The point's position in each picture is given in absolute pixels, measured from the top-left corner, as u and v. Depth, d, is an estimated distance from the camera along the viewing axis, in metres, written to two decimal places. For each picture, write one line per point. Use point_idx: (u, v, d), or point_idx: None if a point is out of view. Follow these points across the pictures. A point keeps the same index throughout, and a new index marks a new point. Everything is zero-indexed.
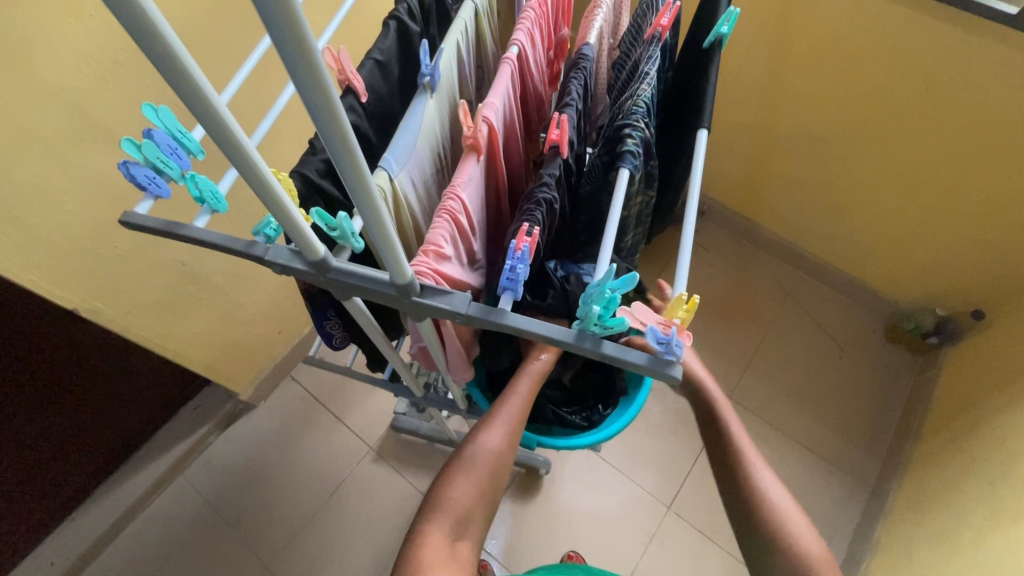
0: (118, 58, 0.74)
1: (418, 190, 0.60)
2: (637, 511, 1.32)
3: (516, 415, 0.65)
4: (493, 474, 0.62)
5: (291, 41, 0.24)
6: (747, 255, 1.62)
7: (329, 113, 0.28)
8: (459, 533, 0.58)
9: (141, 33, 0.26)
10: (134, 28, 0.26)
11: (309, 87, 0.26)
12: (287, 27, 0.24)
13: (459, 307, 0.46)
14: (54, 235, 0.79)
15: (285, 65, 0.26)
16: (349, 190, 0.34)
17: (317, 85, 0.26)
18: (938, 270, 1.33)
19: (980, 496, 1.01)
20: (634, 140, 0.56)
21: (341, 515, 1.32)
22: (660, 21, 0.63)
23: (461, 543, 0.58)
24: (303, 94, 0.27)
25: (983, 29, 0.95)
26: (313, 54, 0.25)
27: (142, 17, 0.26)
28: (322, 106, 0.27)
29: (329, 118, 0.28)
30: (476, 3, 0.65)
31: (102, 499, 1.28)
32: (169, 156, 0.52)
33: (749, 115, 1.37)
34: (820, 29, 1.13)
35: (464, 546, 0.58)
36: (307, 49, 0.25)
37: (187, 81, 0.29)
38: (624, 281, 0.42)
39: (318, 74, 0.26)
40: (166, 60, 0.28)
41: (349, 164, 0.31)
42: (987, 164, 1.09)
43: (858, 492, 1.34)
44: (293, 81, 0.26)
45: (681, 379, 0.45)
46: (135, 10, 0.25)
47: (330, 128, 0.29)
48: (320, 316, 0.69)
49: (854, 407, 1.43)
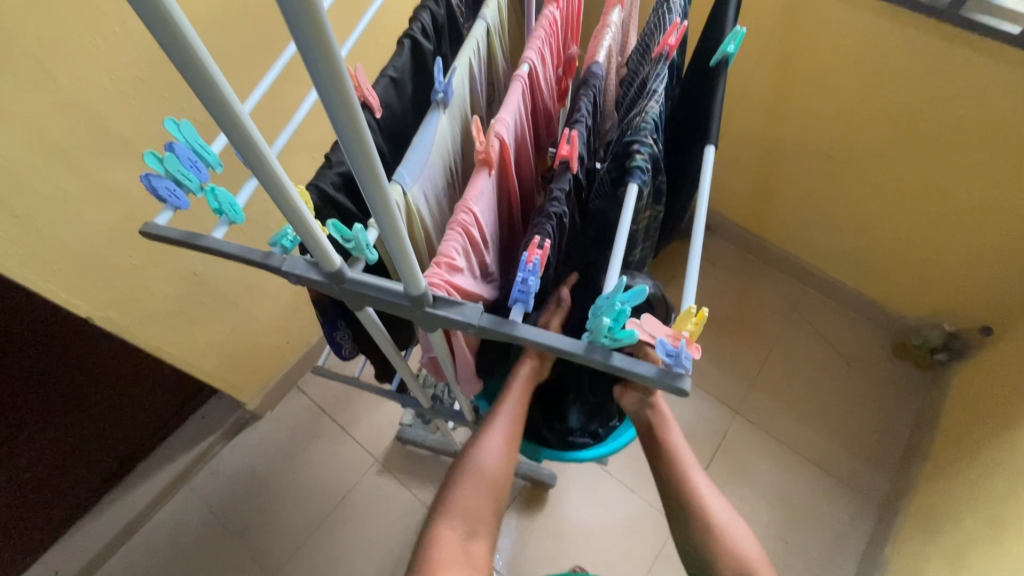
0: (140, 74, 0.77)
1: (430, 204, 0.61)
2: (643, 526, 1.30)
3: (511, 417, 0.64)
4: (495, 479, 0.62)
5: (319, 56, 0.26)
6: (752, 269, 1.62)
7: (350, 123, 0.29)
8: (472, 533, 0.61)
9: (177, 49, 0.28)
10: (167, 41, 0.27)
11: (332, 97, 0.28)
12: (314, 41, 0.25)
13: (471, 318, 0.47)
14: (72, 245, 0.81)
15: (310, 75, 0.27)
16: (367, 200, 0.35)
17: (340, 95, 0.27)
18: (945, 285, 1.32)
19: (990, 514, 1.00)
20: (642, 156, 0.57)
21: (345, 527, 1.32)
22: (668, 41, 0.64)
23: (474, 542, 0.61)
24: (325, 102, 0.28)
25: (987, 48, 0.96)
26: (338, 64, 0.26)
27: (175, 31, 0.27)
28: (344, 116, 0.29)
29: (350, 127, 0.29)
30: (488, 22, 0.67)
31: (107, 510, 1.28)
32: (188, 169, 0.54)
33: (755, 131, 1.39)
34: (825, 47, 1.14)
35: (478, 546, 0.61)
36: (331, 60, 0.26)
37: (215, 92, 0.30)
38: (634, 293, 0.43)
39: (343, 87, 0.27)
40: (196, 72, 0.29)
41: (368, 174, 0.32)
42: (993, 180, 1.09)
43: (867, 510, 1.33)
44: (318, 93, 0.28)
45: (690, 391, 0.45)
46: (169, 25, 0.27)
47: (351, 137, 0.30)
48: (331, 326, 0.70)
49: (863, 423, 1.42)
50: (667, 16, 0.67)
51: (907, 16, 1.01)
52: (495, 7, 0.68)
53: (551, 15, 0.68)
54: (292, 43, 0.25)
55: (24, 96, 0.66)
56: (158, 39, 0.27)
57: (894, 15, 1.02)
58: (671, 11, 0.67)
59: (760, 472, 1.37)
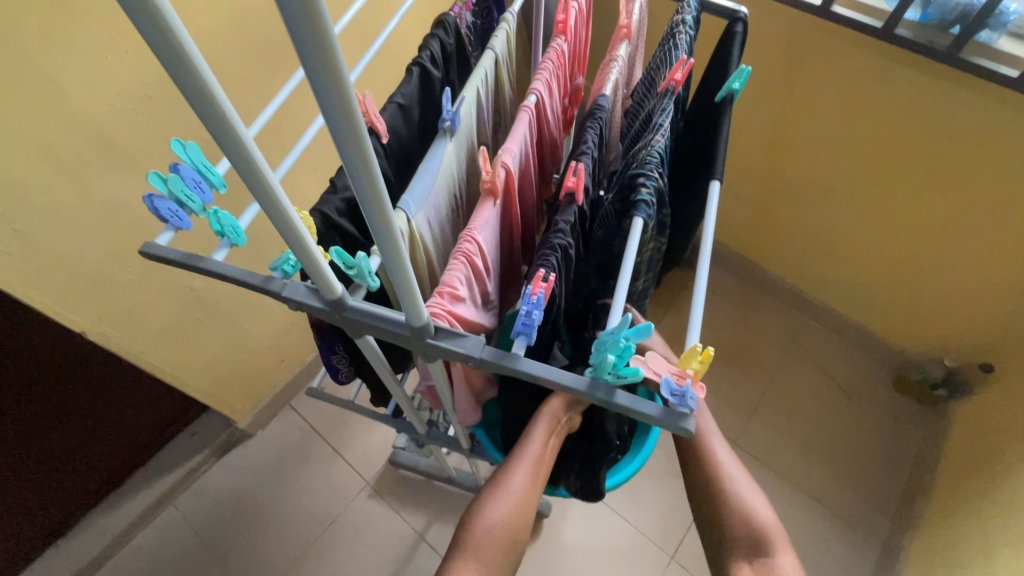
0: (148, 92, 0.77)
1: (434, 230, 0.61)
2: (639, 559, 1.27)
3: (535, 460, 0.64)
4: (514, 521, 0.60)
5: (332, 95, 0.25)
6: (753, 299, 1.62)
7: (357, 151, 0.28)
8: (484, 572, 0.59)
9: (191, 83, 0.28)
10: (174, 66, 0.27)
11: (340, 128, 0.27)
12: (327, 81, 0.25)
13: (474, 351, 0.46)
14: (69, 259, 0.80)
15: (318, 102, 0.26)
16: (372, 233, 0.34)
17: (348, 123, 0.27)
18: (945, 321, 1.32)
19: (992, 557, 0.98)
20: (648, 190, 0.57)
21: (334, 552, 1.28)
22: (674, 76, 0.64)
23: None
24: (332, 130, 0.27)
25: (986, 90, 0.97)
26: (348, 92, 0.26)
27: (181, 58, 0.27)
28: (352, 144, 0.28)
29: (357, 157, 0.28)
30: (496, 53, 0.68)
31: (87, 528, 1.24)
32: (192, 190, 0.54)
33: (756, 163, 1.40)
34: (825, 84, 1.16)
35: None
36: (343, 97, 0.26)
37: (220, 117, 0.30)
38: (639, 330, 0.42)
39: (355, 126, 0.27)
40: (203, 96, 0.29)
41: (374, 209, 0.32)
42: (994, 218, 1.10)
43: (869, 549, 1.30)
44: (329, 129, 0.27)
45: (694, 432, 0.44)
46: (184, 60, 0.27)
47: (358, 165, 0.29)
48: (327, 350, 0.69)
49: (863, 458, 1.40)
50: (673, 52, 0.68)
51: (906, 56, 1.03)
52: (503, 38, 0.69)
53: (560, 48, 0.68)
54: (305, 78, 0.25)
55: (30, 111, 0.67)
56: (164, 62, 0.27)
57: (894, 55, 1.04)
58: (677, 47, 0.68)
59: None
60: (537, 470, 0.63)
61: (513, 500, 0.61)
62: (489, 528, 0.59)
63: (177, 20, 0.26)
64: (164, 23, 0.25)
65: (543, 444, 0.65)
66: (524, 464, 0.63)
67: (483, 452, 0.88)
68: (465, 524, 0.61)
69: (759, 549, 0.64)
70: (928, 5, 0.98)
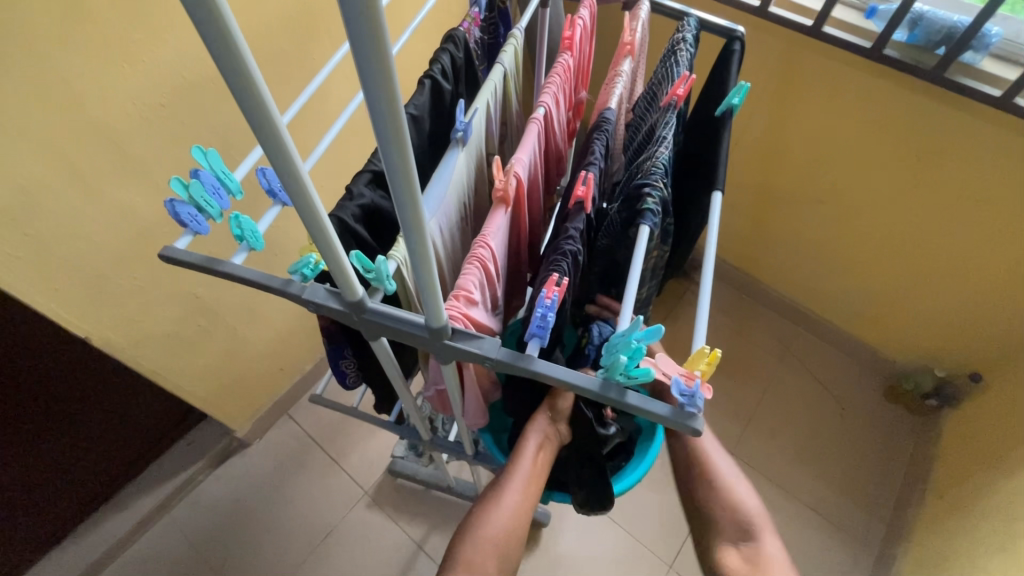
0: (162, 100, 0.79)
1: (445, 238, 0.62)
2: (637, 569, 1.27)
3: (529, 476, 0.65)
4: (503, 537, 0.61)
5: (386, 114, 0.28)
6: (748, 311, 1.65)
7: (396, 141, 0.29)
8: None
9: (253, 104, 0.30)
10: (227, 67, 0.28)
11: (390, 144, 0.29)
12: (384, 100, 0.27)
13: (490, 352, 0.47)
14: (77, 263, 0.81)
15: (363, 91, 0.27)
16: (406, 238, 0.36)
17: (390, 113, 0.28)
18: (937, 332, 1.35)
19: (987, 561, 0.99)
20: (653, 199, 0.59)
21: (331, 563, 1.27)
22: (676, 91, 0.67)
23: None
24: (374, 118, 0.28)
25: (971, 108, 1.01)
26: (398, 109, 0.28)
27: (247, 82, 0.29)
28: (394, 146, 0.30)
29: (396, 149, 0.30)
30: (505, 66, 0.70)
31: (83, 538, 1.23)
32: (211, 196, 0.55)
33: (750, 176, 1.44)
34: (818, 100, 1.20)
35: None
36: (396, 115, 0.28)
37: (265, 118, 0.31)
38: (649, 332, 0.43)
39: (403, 141, 0.30)
40: (252, 97, 0.30)
41: (411, 216, 0.34)
42: (979, 230, 1.13)
43: (864, 556, 1.31)
44: (378, 142, 0.30)
45: (701, 432, 0.46)
46: (249, 85, 0.29)
47: (401, 178, 0.31)
48: (336, 355, 0.69)
49: (858, 466, 1.42)
50: (674, 68, 0.71)
51: (895, 75, 1.06)
52: (512, 53, 0.71)
53: (565, 64, 0.71)
54: (364, 98, 0.27)
55: (47, 117, 0.68)
56: (218, 63, 0.27)
57: (883, 74, 1.08)
58: (678, 64, 0.70)
59: None
60: (530, 486, 0.64)
61: (506, 513, 0.62)
62: (481, 541, 0.60)
63: (235, 24, 0.27)
64: (224, 28, 0.26)
65: (535, 459, 0.67)
66: (517, 479, 0.64)
67: (485, 458, 0.89)
68: (455, 539, 0.61)
69: (746, 533, 0.66)
70: (915, 26, 1.02)
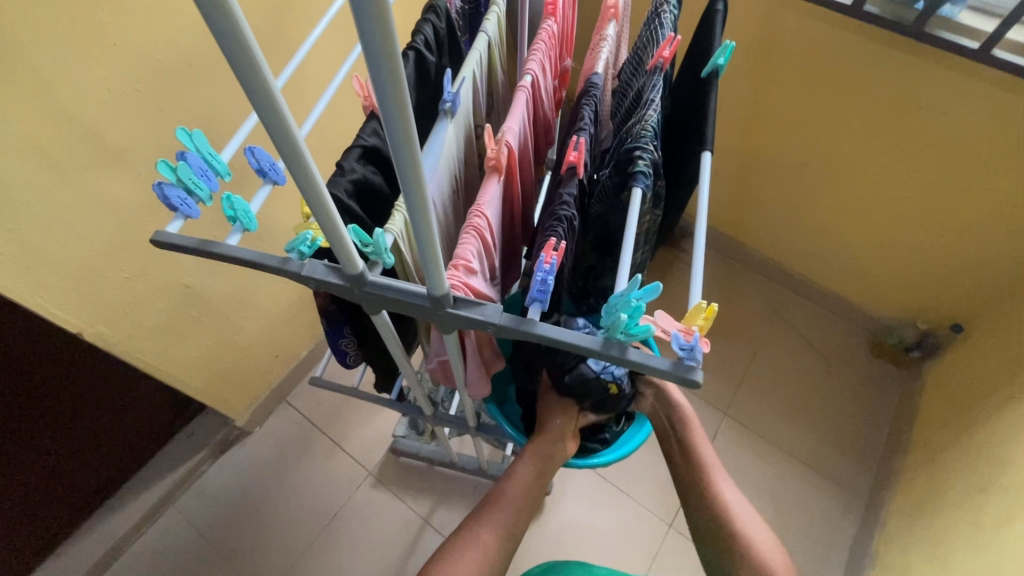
0: (137, 85, 0.76)
1: (438, 209, 0.62)
2: (639, 530, 1.32)
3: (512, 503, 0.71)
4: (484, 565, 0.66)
5: (392, 96, 0.29)
6: (735, 275, 1.68)
7: (397, 106, 0.29)
8: None
9: (258, 85, 0.30)
10: (225, 39, 0.28)
11: (395, 124, 0.30)
12: (389, 83, 0.28)
13: (492, 317, 0.48)
14: (61, 256, 0.79)
15: (363, 52, 0.27)
16: (409, 213, 0.37)
17: (391, 77, 0.28)
18: (918, 285, 1.39)
19: (973, 501, 1.04)
20: (644, 162, 0.60)
21: (340, 543, 1.30)
22: (662, 53, 0.66)
23: None
24: (376, 83, 0.28)
25: (948, 62, 1.02)
26: (401, 91, 0.29)
27: (251, 63, 0.29)
28: (399, 126, 0.30)
29: (398, 115, 0.30)
30: (490, 35, 0.69)
31: (92, 531, 1.24)
32: (200, 178, 0.54)
33: (734, 141, 1.44)
34: (801, 59, 1.20)
35: None
36: (399, 95, 0.29)
37: (263, 87, 0.31)
38: (648, 290, 0.44)
39: (407, 122, 0.31)
40: (250, 69, 0.30)
41: (415, 192, 0.35)
42: (959, 184, 1.16)
43: (855, 503, 1.37)
44: (382, 123, 0.31)
45: (701, 384, 0.47)
46: (255, 69, 0.30)
47: (406, 156, 0.32)
48: (336, 335, 0.70)
49: (845, 419, 1.47)
50: (659, 31, 0.70)
51: (875, 32, 1.07)
52: (495, 20, 0.70)
53: (550, 30, 0.70)
54: (369, 78, 0.28)
55: (20, 107, 0.66)
56: (220, 40, 0.28)
57: (864, 32, 1.08)
58: (663, 26, 0.70)
59: (749, 471, 1.40)
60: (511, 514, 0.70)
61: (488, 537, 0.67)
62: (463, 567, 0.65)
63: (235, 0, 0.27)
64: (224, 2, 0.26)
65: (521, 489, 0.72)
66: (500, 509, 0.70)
67: (488, 429, 0.90)
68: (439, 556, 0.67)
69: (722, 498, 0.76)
70: None
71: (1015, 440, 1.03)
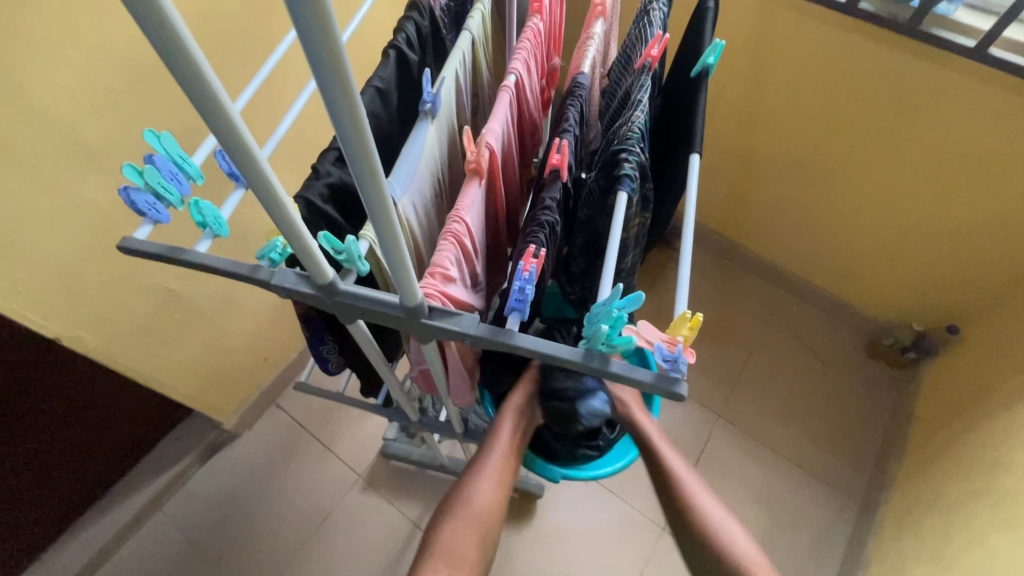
0: (114, 85, 0.74)
1: (419, 213, 0.61)
2: (632, 533, 1.30)
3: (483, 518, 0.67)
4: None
5: (344, 113, 0.28)
6: (730, 275, 1.66)
7: (346, 108, 0.27)
8: None
9: (206, 97, 0.29)
10: (164, 44, 0.26)
11: (350, 138, 0.29)
12: (341, 100, 0.27)
13: (468, 328, 0.46)
14: (38, 261, 0.77)
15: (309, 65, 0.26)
16: (375, 229, 0.36)
17: (338, 78, 0.26)
18: (914, 286, 1.38)
19: (968, 506, 1.03)
20: (630, 164, 0.58)
21: (329, 547, 1.28)
22: (650, 52, 0.65)
23: None
24: (320, 86, 0.26)
25: (946, 61, 1.01)
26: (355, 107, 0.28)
27: (197, 73, 0.28)
28: (355, 141, 0.29)
29: (349, 117, 0.28)
30: (473, 33, 0.67)
31: (76, 537, 1.24)
32: (170, 182, 0.52)
33: (729, 140, 1.43)
34: (796, 57, 1.18)
35: None
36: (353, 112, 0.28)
37: (213, 99, 0.29)
38: (630, 299, 0.43)
39: (363, 137, 0.29)
40: (193, 74, 0.28)
41: (379, 208, 0.34)
42: (956, 186, 1.15)
43: (849, 506, 1.36)
44: (338, 138, 0.29)
45: (686, 396, 0.46)
46: (201, 79, 0.28)
47: (365, 172, 0.31)
48: (316, 341, 0.68)
49: (840, 421, 1.46)
50: (647, 29, 0.68)
51: (871, 30, 1.05)
52: (479, 18, 0.68)
53: (536, 28, 0.68)
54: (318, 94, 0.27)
55: None
56: (162, 51, 0.26)
57: (860, 30, 1.06)
58: (652, 24, 0.68)
59: (743, 474, 1.39)
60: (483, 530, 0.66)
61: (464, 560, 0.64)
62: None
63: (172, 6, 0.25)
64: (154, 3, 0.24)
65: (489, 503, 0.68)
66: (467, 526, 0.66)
67: (475, 434, 0.89)
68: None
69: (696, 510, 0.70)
70: None
71: (1011, 445, 1.01)
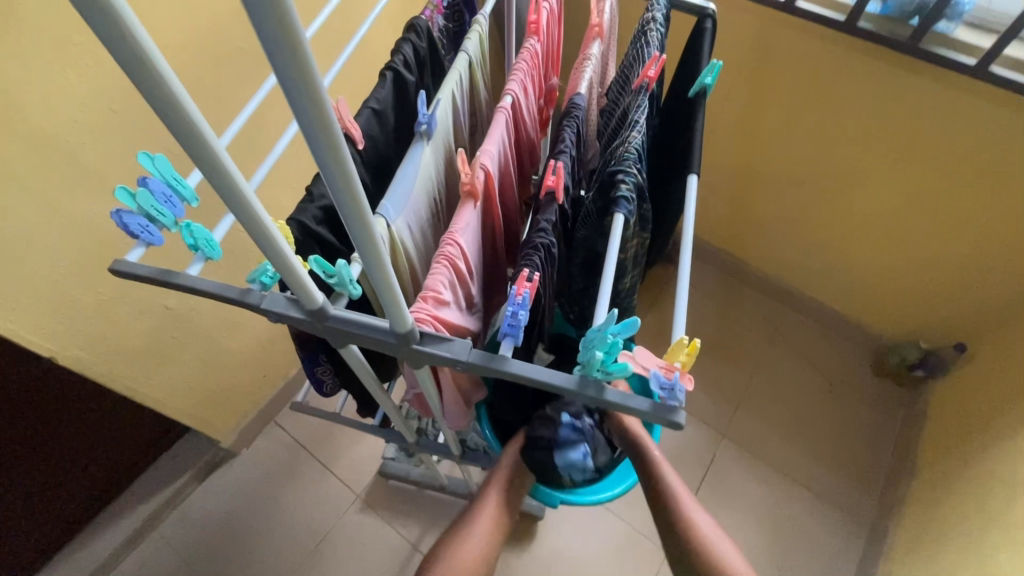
0: (113, 106, 0.75)
1: (415, 234, 0.60)
2: (635, 557, 1.27)
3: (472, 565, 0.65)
4: None
5: (322, 140, 0.27)
6: (733, 291, 1.65)
7: (324, 136, 0.27)
8: None
9: (183, 127, 0.28)
10: (138, 75, 0.25)
11: (330, 167, 0.28)
12: (319, 129, 0.26)
13: (460, 354, 0.45)
14: (34, 280, 0.77)
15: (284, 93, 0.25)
16: (360, 255, 0.35)
17: (310, 92, 0.25)
18: (919, 303, 1.36)
19: (978, 531, 1.00)
20: (627, 186, 0.57)
21: (326, 570, 1.26)
22: (647, 73, 0.64)
23: None
24: (291, 99, 0.25)
25: (946, 78, 1.00)
26: (334, 134, 0.27)
27: (174, 103, 0.27)
28: (335, 169, 0.28)
29: (326, 139, 0.27)
30: (470, 54, 0.67)
31: (68, 559, 1.22)
32: (163, 205, 0.52)
33: (730, 157, 1.42)
34: (795, 75, 1.18)
35: None
36: (332, 140, 0.27)
37: (190, 129, 0.28)
38: (626, 325, 0.42)
39: (344, 165, 0.29)
40: (165, 98, 0.27)
41: (363, 236, 0.33)
42: (960, 203, 1.13)
43: (858, 530, 1.32)
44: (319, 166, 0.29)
45: (684, 425, 0.44)
46: (178, 109, 0.27)
47: (347, 200, 0.30)
48: (311, 362, 0.67)
49: (847, 441, 1.43)
50: (644, 50, 0.68)
51: (870, 48, 1.05)
52: (477, 40, 0.68)
53: (533, 49, 0.68)
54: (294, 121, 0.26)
55: None
56: (135, 81, 0.25)
57: (859, 48, 1.06)
58: (649, 44, 0.68)
59: (748, 495, 1.36)
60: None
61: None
62: None
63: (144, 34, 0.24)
64: (118, 20, 0.23)
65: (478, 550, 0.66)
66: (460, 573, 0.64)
67: (472, 456, 0.87)
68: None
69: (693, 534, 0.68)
70: None
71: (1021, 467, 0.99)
